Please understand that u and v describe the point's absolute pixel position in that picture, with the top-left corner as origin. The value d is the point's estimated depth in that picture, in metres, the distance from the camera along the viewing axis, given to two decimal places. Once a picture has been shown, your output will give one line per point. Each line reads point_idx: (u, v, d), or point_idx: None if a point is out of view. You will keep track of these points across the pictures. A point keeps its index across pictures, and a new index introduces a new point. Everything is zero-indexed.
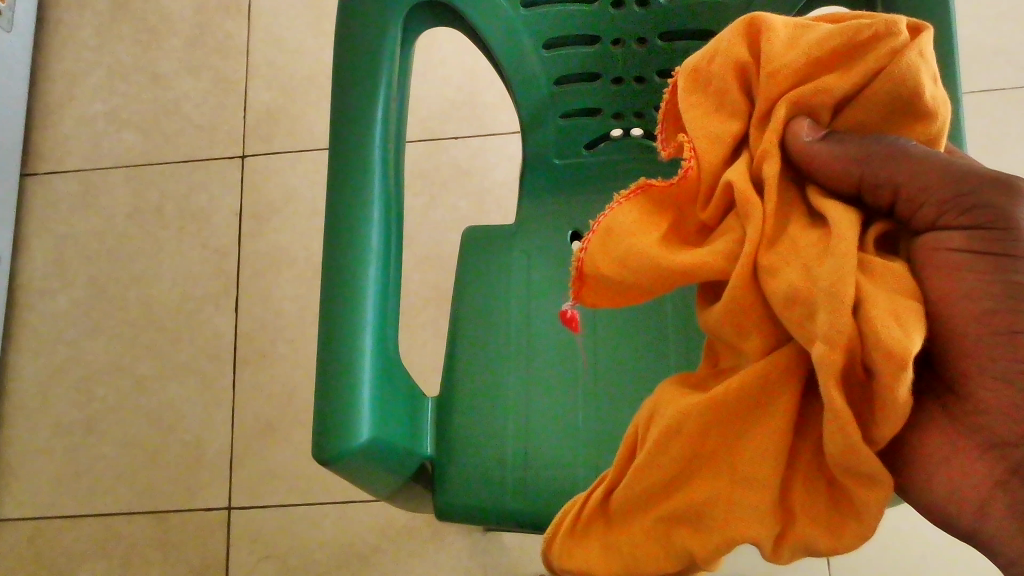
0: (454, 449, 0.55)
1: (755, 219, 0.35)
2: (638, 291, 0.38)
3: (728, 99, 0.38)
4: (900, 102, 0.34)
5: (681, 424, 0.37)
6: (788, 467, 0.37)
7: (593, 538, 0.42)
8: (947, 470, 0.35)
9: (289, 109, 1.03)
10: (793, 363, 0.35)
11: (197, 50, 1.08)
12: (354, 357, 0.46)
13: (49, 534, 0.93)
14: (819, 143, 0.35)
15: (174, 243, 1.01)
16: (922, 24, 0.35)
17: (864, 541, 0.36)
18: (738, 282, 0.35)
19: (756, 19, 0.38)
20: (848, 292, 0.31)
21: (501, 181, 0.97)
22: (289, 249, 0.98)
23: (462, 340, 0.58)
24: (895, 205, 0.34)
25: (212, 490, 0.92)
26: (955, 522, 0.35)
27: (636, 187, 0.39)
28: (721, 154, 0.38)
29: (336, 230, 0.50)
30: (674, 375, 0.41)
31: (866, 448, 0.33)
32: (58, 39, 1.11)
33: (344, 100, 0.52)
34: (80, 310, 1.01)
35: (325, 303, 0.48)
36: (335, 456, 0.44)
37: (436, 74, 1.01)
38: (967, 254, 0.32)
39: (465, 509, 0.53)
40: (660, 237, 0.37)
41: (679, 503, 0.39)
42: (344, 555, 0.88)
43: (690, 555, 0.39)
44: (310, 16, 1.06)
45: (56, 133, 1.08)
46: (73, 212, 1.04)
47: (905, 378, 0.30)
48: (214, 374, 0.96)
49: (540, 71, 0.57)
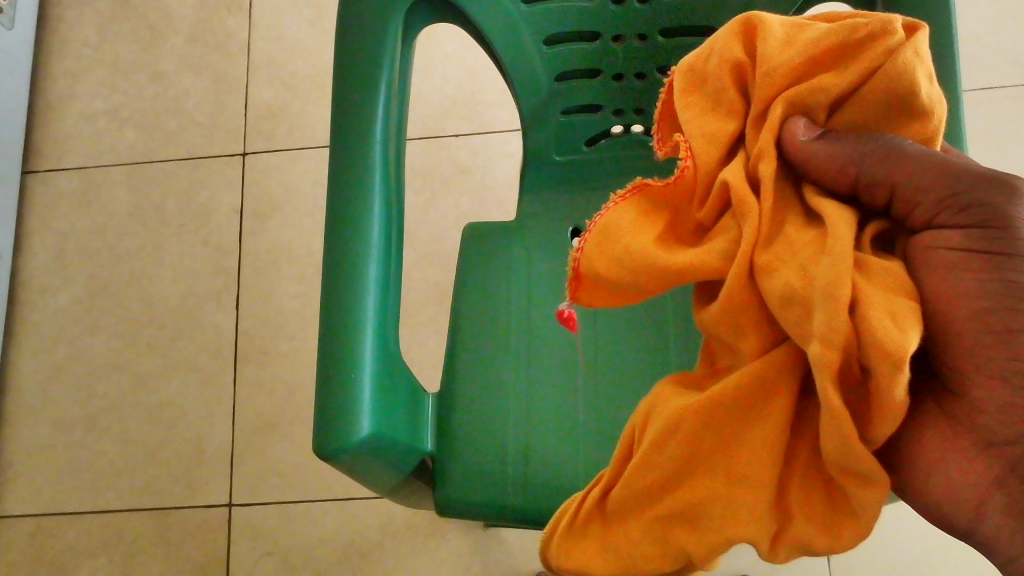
0: (454, 446, 0.55)
1: (752, 218, 0.35)
2: (635, 290, 0.38)
3: (724, 98, 0.38)
4: (896, 101, 0.35)
5: (678, 424, 0.38)
6: (786, 468, 0.37)
7: (591, 538, 0.43)
8: (944, 468, 0.35)
9: (290, 107, 1.03)
10: (788, 362, 0.36)
11: (198, 48, 1.08)
12: (354, 352, 0.47)
13: (50, 530, 0.94)
14: (815, 142, 0.35)
15: (175, 241, 1.01)
16: (917, 23, 0.35)
17: (861, 539, 0.36)
18: (735, 282, 0.35)
19: (752, 19, 0.38)
20: (844, 290, 0.31)
21: (501, 179, 0.97)
22: (290, 247, 0.99)
23: (463, 337, 0.59)
24: (891, 204, 0.34)
25: (213, 487, 0.92)
26: (951, 521, 0.36)
27: (633, 187, 0.39)
28: (718, 153, 0.38)
29: (337, 226, 0.50)
30: (672, 375, 0.42)
31: (861, 446, 0.33)
32: (59, 36, 1.12)
33: (346, 98, 0.53)
34: (81, 308, 1.01)
35: (326, 299, 0.49)
36: (336, 450, 0.45)
37: (437, 71, 1.01)
38: (963, 253, 0.32)
39: (466, 505, 0.54)
40: (656, 236, 0.38)
41: (677, 503, 0.39)
42: (345, 552, 0.89)
43: (688, 555, 0.40)
44: (310, 15, 1.06)
45: (57, 131, 1.08)
46: (74, 210, 1.05)
47: (900, 377, 0.30)
48: (215, 371, 0.96)
49: (541, 68, 0.57)
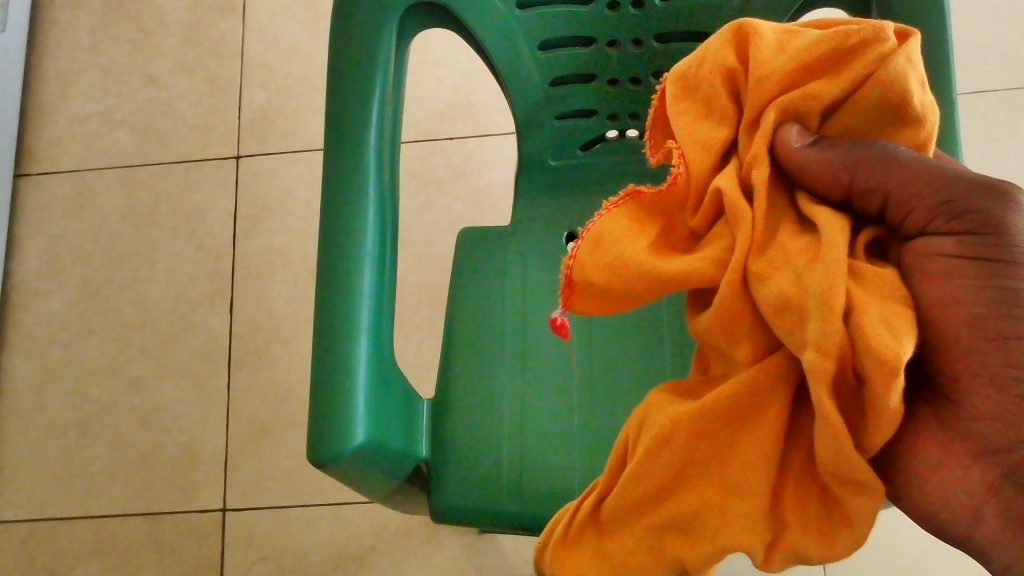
0: (450, 454, 0.54)
1: (745, 225, 0.35)
2: (626, 299, 0.38)
3: (717, 104, 0.38)
4: (889, 106, 0.35)
5: (670, 434, 0.38)
6: (779, 477, 0.37)
7: (584, 547, 0.42)
8: (939, 476, 0.35)
9: (284, 110, 1.03)
10: (781, 371, 0.36)
11: (192, 50, 1.08)
12: (348, 360, 0.46)
13: (44, 535, 0.93)
14: (808, 148, 0.35)
15: (169, 245, 1.01)
16: (909, 30, 0.35)
17: (856, 548, 0.35)
18: (727, 289, 0.35)
19: (745, 25, 0.38)
20: (838, 298, 0.31)
21: (496, 182, 0.97)
22: (283, 250, 0.98)
23: (458, 345, 0.58)
24: (884, 211, 0.34)
25: (206, 491, 0.92)
26: (947, 528, 0.35)
27: (625, 194, 0.39)
28: (711, 160, 0.38)
29: (331, 231, 0.50)
30: (664, 384, 0.41)
31: (857, 456, 0.33)
32: (51, 40, 1.11)
33: (341, 101, 0.52)
34: (74, 311, 1.00)
35: (320, 305, 0.48)
36: (328, 459, 0.44)
37: (432, 74, 1.01)
38: (957, 259, 0.32)
39: (460, 512, 0.53)
40: (649, 243, 0.38)
41: (670, 512, 0.39)
42: (339, 557, 0.88)
43: (680, 564, 0.39)
44: (304, 18, 1.05)
45: (50, 133, 1.08)
46: (67, 212, 1.04)
47: (896, 386, 0.30)
48: (207, 375, 0.96)
49: (537, 72, 0.57)
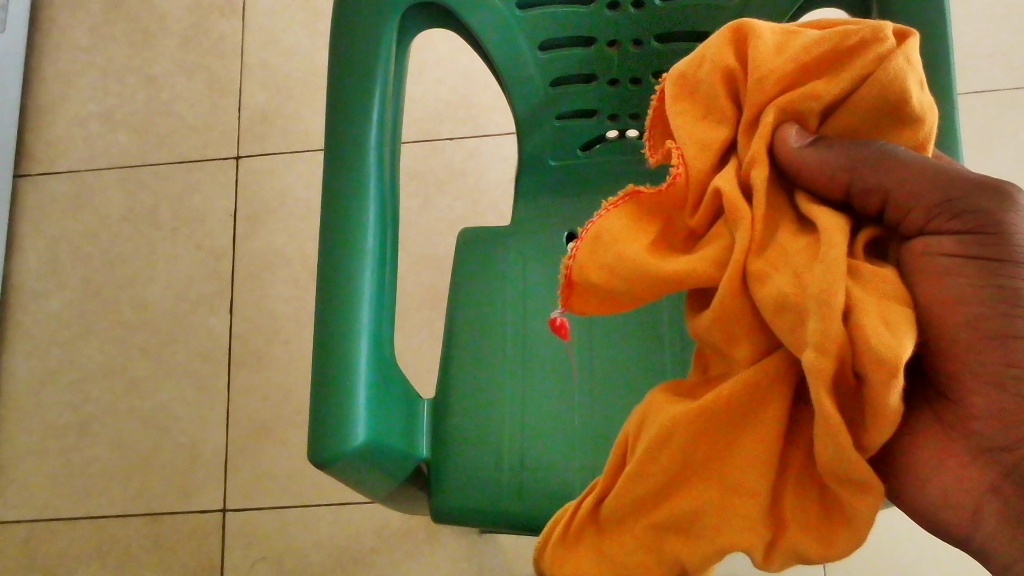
0: (450, 454, 0.54)
1: (744, 225, 0.35)
2: (625, 299, 0.38)
3: (716, 104, 0.38)
4: (888, 107, 0.35)
5: (670, 433, 0.38)
6: (779, 476, 0.37)
7: (585, 547, 0.42)
8: (937, 475, 0.35)
9: (283, 110, 1.03)
10: (780, 370, 0.36)
11: (191, 50, 1.08)
12: (349, 360, 0.46)
13: (44, 536, 0.93)
14: (807, 148, 0.35)
15: (168, 245, 1.01)
16: (907, 30, 0.36)
17: (855, 547, 0.36)
18: (727, 289, 0.35)
19: (744, 25, 0.38)
20: (837, 297, 0.31)
21: (496, 182, 0.97)
22: (283, 251, 0.98)
23: (459, 344, 0.58)
24: (883, 211, 0.34)
25: (206, 491, 0.92)
26: (947, 528, 0.35)
27: (625, 194, 0.39)
28: (710, 160, 0.38)
29: (332, 232, 0.50)
30: (664, 383, 0.41)
31: (856, 456, 0.33)
32: (51, 40, 1.11)
33: (340, 102, 0.52)
34: (74, 311, 1.01)
35: (320, 305, 0.48)
36: (329, 458, 0.45)
37: (432, 74, 1.01)
38: (956, 259, 0.32)
39: (460, 511, 0.53)
40: (648, 243, 0.38)
41: (670, 511, 0.39)
42: (338, 556, 0.88)
43: (680, 564, 0.39)
44: (304, 18, 1.05)
45: (50, 133, 1.08)
46: (67, 212, 1.04)
47: (895, 385, 0.30)
48: (208, 375, 0.96)
49: (537, 72, 0.57)
